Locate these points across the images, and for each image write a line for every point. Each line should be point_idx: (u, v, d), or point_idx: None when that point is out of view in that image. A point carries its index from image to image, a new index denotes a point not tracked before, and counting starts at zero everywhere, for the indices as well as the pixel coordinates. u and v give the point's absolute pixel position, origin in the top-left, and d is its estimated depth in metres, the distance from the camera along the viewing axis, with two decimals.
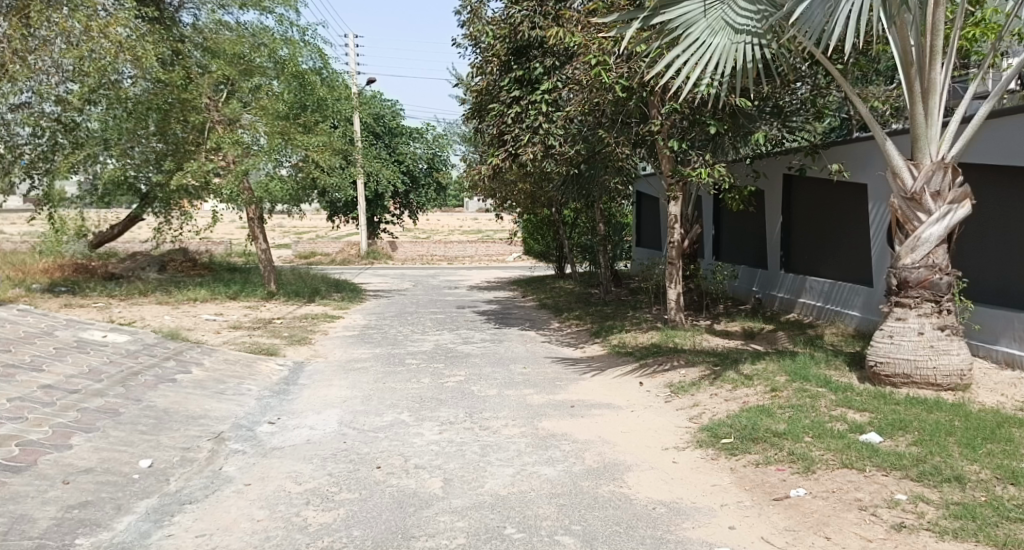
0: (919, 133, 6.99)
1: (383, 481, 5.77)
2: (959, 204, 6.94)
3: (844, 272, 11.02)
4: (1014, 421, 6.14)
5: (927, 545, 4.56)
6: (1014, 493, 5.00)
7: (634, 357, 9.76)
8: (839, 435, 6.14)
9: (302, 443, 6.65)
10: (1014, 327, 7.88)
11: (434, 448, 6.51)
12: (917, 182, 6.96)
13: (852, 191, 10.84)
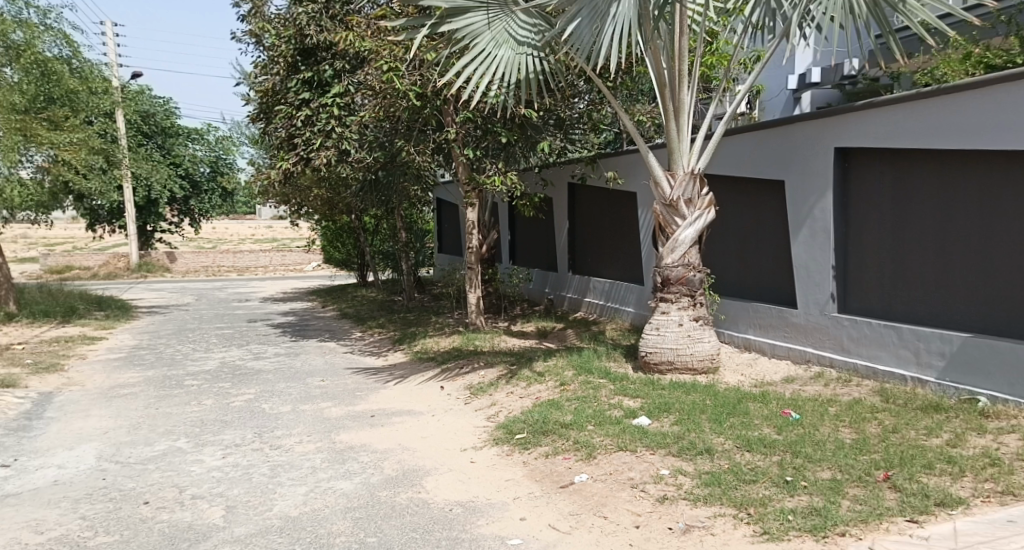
0: (674, 147, 7.81)
1: (152, 518, 5.63)
2: (708, 210, 7.85)
3: (622, 272, 11.97)
4: (751, 395, 7.07)
5: (683, 512, 5.08)
6: (751, 458, 5.73)
7: (436, 362, 10.07)
8: (615, 421, 6.77)
9: (49, 486, 6.29)
10: (750, 315, 8.97)
11: (217, 474, 6.45)
12: (674, 191, 7.78)
13: (626, 197, 11.74)
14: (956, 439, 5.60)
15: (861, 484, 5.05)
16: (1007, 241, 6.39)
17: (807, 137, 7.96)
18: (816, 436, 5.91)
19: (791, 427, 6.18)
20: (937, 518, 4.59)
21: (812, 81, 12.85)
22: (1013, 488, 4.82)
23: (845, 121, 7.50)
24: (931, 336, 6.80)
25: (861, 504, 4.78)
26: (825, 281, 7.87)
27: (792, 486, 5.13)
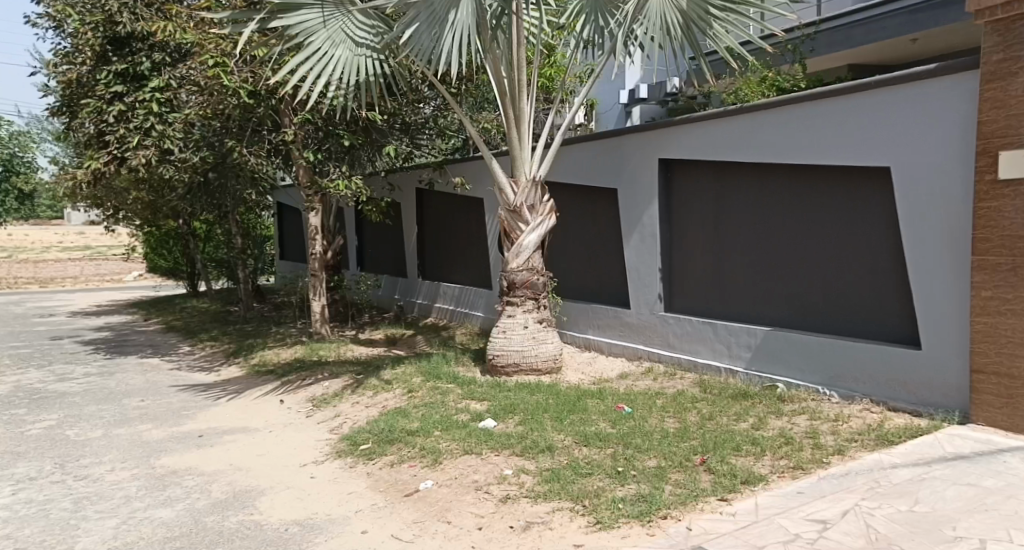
0: (516, 155, 8.10)
1: None
2: (547, 217, 8.19)
3: (471, 278, 12.18)
4: (591, 392, 7.42)
5: (525, 509, 5.16)
6: (588, 451, 6.01)
7: (276, 375, 9.86)
8: (463, 425, 6.93)
9: None
10: (587, 316, 9.36)
11: (9, 513, 5.96)
12: (517, 197, 8.06)
13: (473, 202, 12.00)
14: (759, 422, 6.10)
15: (682, 468, 5.36)
16: (801, 246, 7.00)
17: (636, 148, 8.39)
18: (644, 427, 6.29)
19: (624, 420, 6.54)
20: (742, 495, 4.89)
21: (640, 97, 13.47)
22: (804, 463, 5.21)
23: (669, 134, 7.95)
24: (739, 331, 7.39)
25: (680, 488, 5.06)
26: (654, 282, 8.34)
27: (623, 476, 5.35)
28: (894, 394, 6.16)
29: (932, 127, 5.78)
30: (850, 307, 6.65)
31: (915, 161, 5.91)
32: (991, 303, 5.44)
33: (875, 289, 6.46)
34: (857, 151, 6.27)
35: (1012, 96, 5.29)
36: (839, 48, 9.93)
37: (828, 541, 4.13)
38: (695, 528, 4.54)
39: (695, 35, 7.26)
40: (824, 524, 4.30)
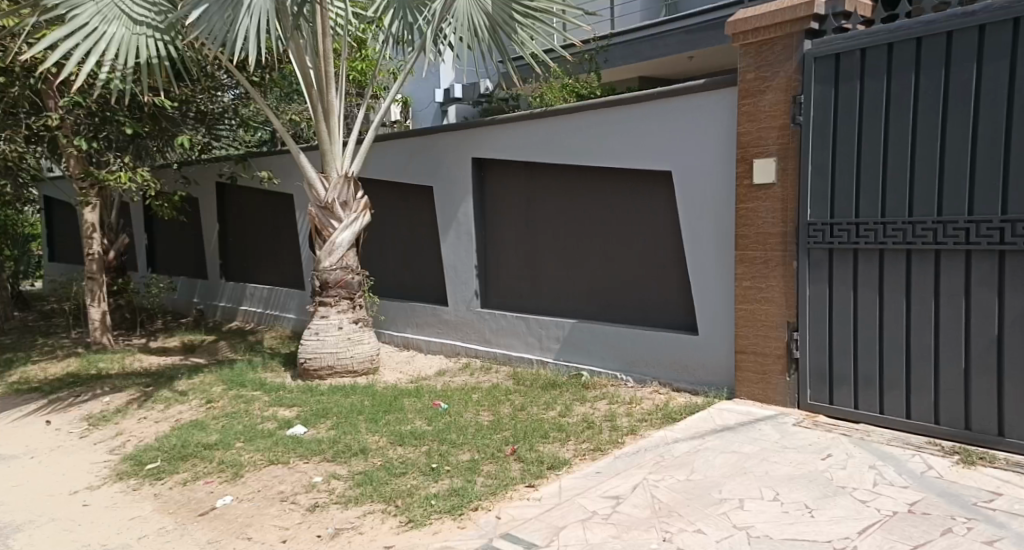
0: (325, 150, 6.82)
1: None
2: (362, 214, 7.03)
3: (281, 276, 10.22)
4: (411, 390, 6.29)
5: (333, 517, 4.23)
6: (404, 451, 5.01)
7: (41, 391, 7.84)
8: (267, 434, 5.67)
9: None
10: (417, 314, 7.54)
11: None
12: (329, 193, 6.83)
13: (284, 205, 10.02)
14: (565, 409, 5.22)
15: (494, 460, 4.59)
16: (559, 235, 6.21)
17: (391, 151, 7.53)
18: (459, 423, 5.30)
19: (440, 417, 5.49)
20: (548, 480, 4.22)
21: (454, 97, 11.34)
22: (603, 445, 4.56)
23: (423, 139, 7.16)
24: (518, 323, 6.48)
25: (490, 478, 4.33)
26: (471, 278, 6.89)
27: (437, 473, 4.54)
28: (678, 376, 5.34)
29: (676, 116, 5.13)
30: (641, 287, 5.68)
31: (652, 155, 5.29)
32: (750, 293, 4.71)
33: (652, 270, 5.59)
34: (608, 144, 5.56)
35: (763, 111, 4.59)
36: (629, 64, 9.14)
37: (622, 514, 3.66)
38: (503, 517, 3.87)
39: (500, 39, 6.50)
40: (616, 499, 3.82)
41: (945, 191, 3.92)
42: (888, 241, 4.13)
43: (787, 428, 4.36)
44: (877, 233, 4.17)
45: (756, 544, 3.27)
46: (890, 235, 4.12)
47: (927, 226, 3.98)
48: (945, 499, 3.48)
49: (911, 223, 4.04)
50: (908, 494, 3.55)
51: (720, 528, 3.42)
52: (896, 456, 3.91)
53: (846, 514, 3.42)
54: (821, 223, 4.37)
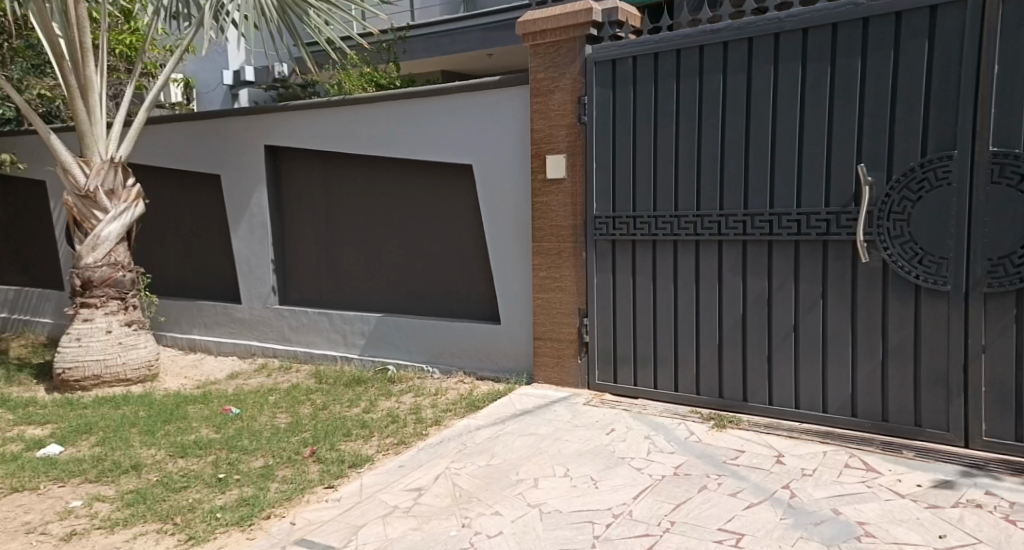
0: (82, 131, 6.06)
1: None
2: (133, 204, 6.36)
3: (31, 275, 8.81)
4: (193, 399, 5.82)
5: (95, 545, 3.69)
6: (186, 465, 4.59)
7: None
8: (10, 458, 4.80)
9: None
10: (204, 314, 7.18)
11: None
12: (91, 181, 6.11)
13: (28, 190, 8.59)
14: (370, 405, 5.27)
15: (290, 464, 4.43)
16: (360, 228, 6.22)
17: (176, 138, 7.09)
18: (252, 427, 5.07)
19: (229, 423, 5.20)
20: (348, 480, 4.17)
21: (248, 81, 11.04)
22: (406, 438, 4.63)
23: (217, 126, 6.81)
24: (318, 318, 6.39)
25: (287, 484, 4.16)
26: (266, 273, 6.67)
27: (223, 483, 4.23)
28: (483, 363, 5.54)
29: (481, 121, 5.30)
30: (446, 282, 5.84)
31: (455, 149, 5.50)
32: (545, 281, 5.00)
33: (459, 266, 5.75)
34: (412, 138, 5.70)
35: (554, 109, 4.88)
36: (431, 56, 9.23)
37: (423, 506, 3.74)
38: (297, 522, 3.73)
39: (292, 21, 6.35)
40: (418, 491, 3.91)
41: (701, 187, 4.37)
42: (659, 232, 4.53)
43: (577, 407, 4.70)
44: (649, 225, 4.56)
45: (546, 519, 3.52)
46: (660, 227, 4.52)
47: (689, 219, 4.42)
48: (704, 460, 3.93)
49: (676, 216, 4.46)
50: (674, 458, 3.98)
51: (515, 508, 3.64)
52: (665, 425, 4.36)
53: (623, 483, 3.77)
54: (605, 217, 4.71)
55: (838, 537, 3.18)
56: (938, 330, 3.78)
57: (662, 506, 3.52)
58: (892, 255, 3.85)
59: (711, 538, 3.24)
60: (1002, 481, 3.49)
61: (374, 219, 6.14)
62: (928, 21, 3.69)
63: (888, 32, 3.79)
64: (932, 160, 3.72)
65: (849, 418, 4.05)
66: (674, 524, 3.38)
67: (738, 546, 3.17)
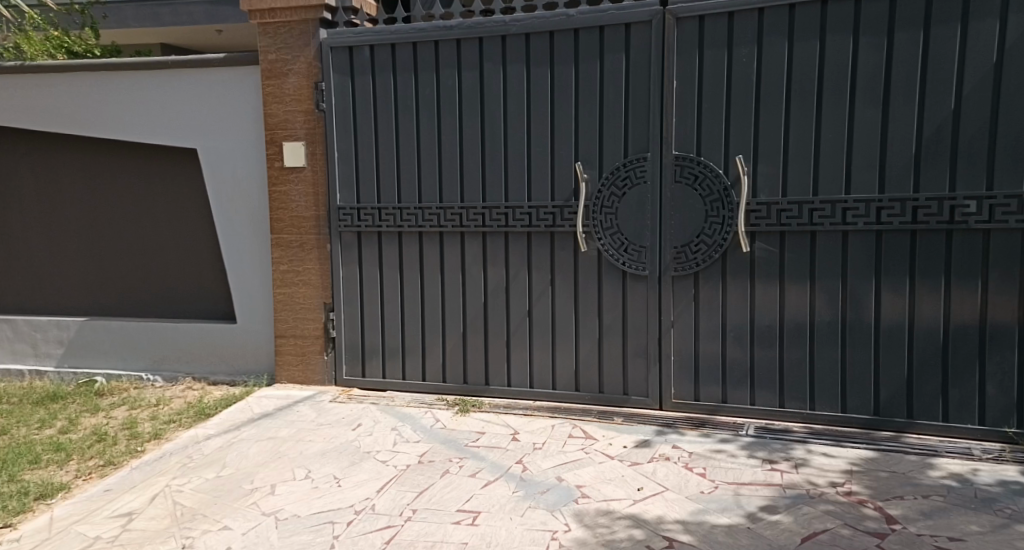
0: None
1: None
2: None
3: None
4: None
5: None
6: None
7: None
8: None
9: None
10: None
11: None
12: None
13: None
14: (68, 425, 4.60)
15: None
16: (54, 223, 5.35)
17: None
18: None
19: None
20: (34, 515, 3.64)
21: None
22: (114, 459, 4.13)
23: None
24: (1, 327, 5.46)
25: None
26: None
27: None
28: (214, 368, 5.12)
29: (209, 105, 4.85)
30: (162, 279, 5.24)
31: (176, 132, 4.93)
32: (287, 277, 4.76)
33: (181, 261, 5.19)
34: (120, 121, 5.00)
35: (288, 93, 4.64)
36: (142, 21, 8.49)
37: (132, 533, 3.41)
38: None
39: None
40: (127, 516, 3.55)
41: (443, 180, 4.41)
42: (404, 224, 4.50)
43: (322, 405, 4.59)
44: (394, 217, 4.52)
45: (282, 526, 3.41)
46: (405, 218, 4.50)
47: (432, 211, 4.44)
48: (446, 446, 4.07)
49: (420, 208, 4.46)
50: (419, 446, 4.08)
51: (246, 520, 3.47)
52: (412, 414, 4.40)
53: (368, 477, 3.80)
54: (349, 208, 4.61)
55: (561, 503, 3.50)
56: (639, 311, 4.12)
57: (405, 496, 3.61)
58: (605, 245, 4.13)
59: (450, 519, 3.40)
60: (684, 435, 3.95)
61: (71, 212, 5.32)
62: (623, 35, 4.02)
63: (594, 41, 4.07)
64: (632, 161, 4.04)
65: (573, 393, 4.30)
66: (415, 511, 3.49)
67: (476, 523, 3.37)
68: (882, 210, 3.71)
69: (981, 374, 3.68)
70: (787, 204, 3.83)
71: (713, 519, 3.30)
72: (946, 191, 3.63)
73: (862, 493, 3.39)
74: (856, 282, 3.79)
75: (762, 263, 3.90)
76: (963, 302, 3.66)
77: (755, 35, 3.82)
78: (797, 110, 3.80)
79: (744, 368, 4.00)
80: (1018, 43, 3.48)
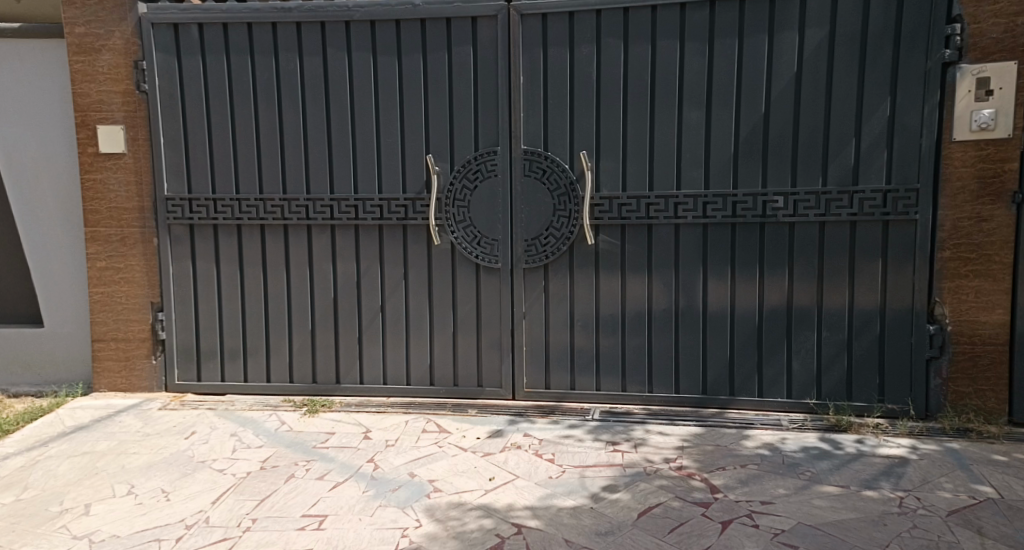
0: None
1: None
2: None
3: None
4: None
5: None
6: None
7: None
8: None
9: None
10: None
11: None
12: None
13: None
14: None
15: None
16: None
17: None
18: None
19: None
20: None
21: None
22: None
23: None
24: None
25: None
26: None
27: None
28: (18, 379, 4.60)
29: (6, 85, 4.36)
30: None
31: None
32: (104, 274, 4.35)
33: None
34: None
35: (100, 71, 4.24)
36: None
37: None
38: None
39: None
40: None
41: (286, 170, 4.23)
42: (243, 216, 4.27)
43: (150, 414, 4.25)
44: (232, 209, 4.28)
45: None
46: (244, 210, 4.26)
47: (275, 202, 4.24)
48: (293, 449, 3.91)
49: (261, 199, 4.25)
50: (261, 452, 3.88)
51: (53, 546, 3.18)
52: (255, 418, 4.19)
53: (201, 488, 3.58)
54: (178, 199, 4.30)
55: (412, 499, 3.46)
56: (492, 303, 4.17)
57: (243, 505, 3.43)
58: (458, 238, 4.14)
59: (294, 526, 3.29)
60: (535, 423, 4.03)
61: None
62: (470, 29, 4.04)
63: (441, 34, 4.06)
64: (483, 154, 4.07)
65: (428, 387, 4.26)
66: (256, 521, 3.33)
67: (321, 528, 3.27)
68: (707, 204, 3.94)
69: (788, 352, 3.97)
70: (627, 198, 4.00)
71: (560, 502, 3.41)
72: (759, 187, 3.91)
73: (690, 466, 3.62)
74: (687, 273, 4.00)
75: (605, 255, 4.05)
76: (775, 286, 3.93)
77: (594, 35, 3.97)
78: (632, 110, 3.97)
79: (590, 355, 4.13)
80: (814, 53, 3.83)
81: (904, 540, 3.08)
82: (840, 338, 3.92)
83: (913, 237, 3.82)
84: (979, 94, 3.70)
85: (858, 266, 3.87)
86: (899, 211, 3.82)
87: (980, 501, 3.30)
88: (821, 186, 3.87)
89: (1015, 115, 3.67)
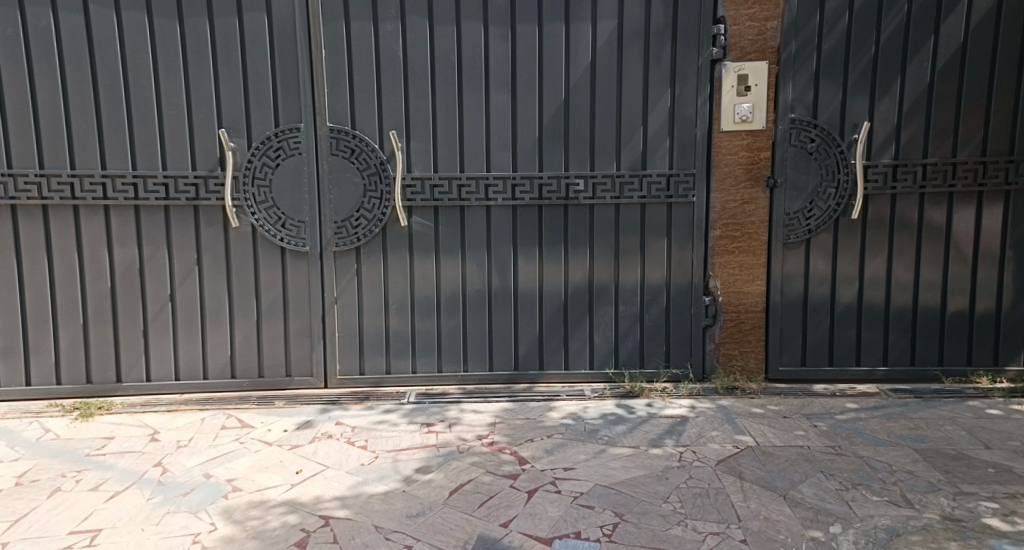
0: None
1: None
2: None
3: None
4: None
5: None
6: None
7: None
8: None
9: None
10: None
11: None
12: None
13: None
14: None
15: None
16: None
17: None
18: None
19: None
20: None
21: None
22: None
23: None
24: None
25: None
26: None
27: None
28: None
29: None
30: None
31: None
32: None
33: None
34: None
35: None
36: None
37: None
38: None
39: None
40: None
41: (42, 141, 3.75)
42: None
43: None
44: None
45: None
46: None
47: (29, 179, 3.75)
48: (59, 458, 3.42)
49: (10, 175, 3.75)
50: (19, 466, 3.36)
51: None
52: (11, 428, 3.66)
53: None
54: None
55: (206, 502, 3.17)
56: (300, 287, 3.97)
57: None
58: (259, 220, 3.89)
59: (58, 545, 2.89)
60: (348, 410, 3.90)
61: None
62: None
63: None
64: (283, 131, 3.86)
65: (229, 380, 3.99)
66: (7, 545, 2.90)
67: (93, 545, 2.91)
68: (516, 187, 4.03)
69: (590, 325, 4.20)
70: (438, 179, 3.97)
71: (370, 488, 3.31)
72: (562, 170, 4.05)
73: (501, 441, 3.68)
74: (499, 251, 4.07)
75: (419, 237, 4.01)
76: (579, 266, 4.13)
77: (397, 11, 3.85)
78: (441, 91, 3.93)
79: (406, 338, 4.08)
80: (608, 43, 3.99)
81: (681, 492, 3.32)
82: (634, 310, 4.21)
83: (691, 217, 4.15)
84: (742, 89, 4.05)
85: (648, 244, 4.15)
86: (680, 193, 4.12)
87: (742, 450, 3.65)
88: (615, 169, 4.08)
89: (768, 109, 4.07)
